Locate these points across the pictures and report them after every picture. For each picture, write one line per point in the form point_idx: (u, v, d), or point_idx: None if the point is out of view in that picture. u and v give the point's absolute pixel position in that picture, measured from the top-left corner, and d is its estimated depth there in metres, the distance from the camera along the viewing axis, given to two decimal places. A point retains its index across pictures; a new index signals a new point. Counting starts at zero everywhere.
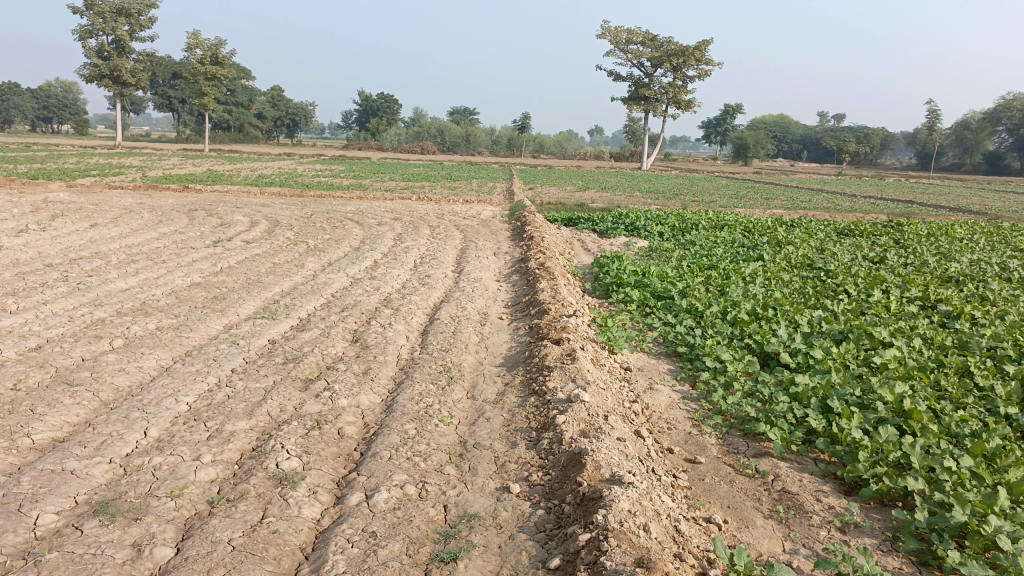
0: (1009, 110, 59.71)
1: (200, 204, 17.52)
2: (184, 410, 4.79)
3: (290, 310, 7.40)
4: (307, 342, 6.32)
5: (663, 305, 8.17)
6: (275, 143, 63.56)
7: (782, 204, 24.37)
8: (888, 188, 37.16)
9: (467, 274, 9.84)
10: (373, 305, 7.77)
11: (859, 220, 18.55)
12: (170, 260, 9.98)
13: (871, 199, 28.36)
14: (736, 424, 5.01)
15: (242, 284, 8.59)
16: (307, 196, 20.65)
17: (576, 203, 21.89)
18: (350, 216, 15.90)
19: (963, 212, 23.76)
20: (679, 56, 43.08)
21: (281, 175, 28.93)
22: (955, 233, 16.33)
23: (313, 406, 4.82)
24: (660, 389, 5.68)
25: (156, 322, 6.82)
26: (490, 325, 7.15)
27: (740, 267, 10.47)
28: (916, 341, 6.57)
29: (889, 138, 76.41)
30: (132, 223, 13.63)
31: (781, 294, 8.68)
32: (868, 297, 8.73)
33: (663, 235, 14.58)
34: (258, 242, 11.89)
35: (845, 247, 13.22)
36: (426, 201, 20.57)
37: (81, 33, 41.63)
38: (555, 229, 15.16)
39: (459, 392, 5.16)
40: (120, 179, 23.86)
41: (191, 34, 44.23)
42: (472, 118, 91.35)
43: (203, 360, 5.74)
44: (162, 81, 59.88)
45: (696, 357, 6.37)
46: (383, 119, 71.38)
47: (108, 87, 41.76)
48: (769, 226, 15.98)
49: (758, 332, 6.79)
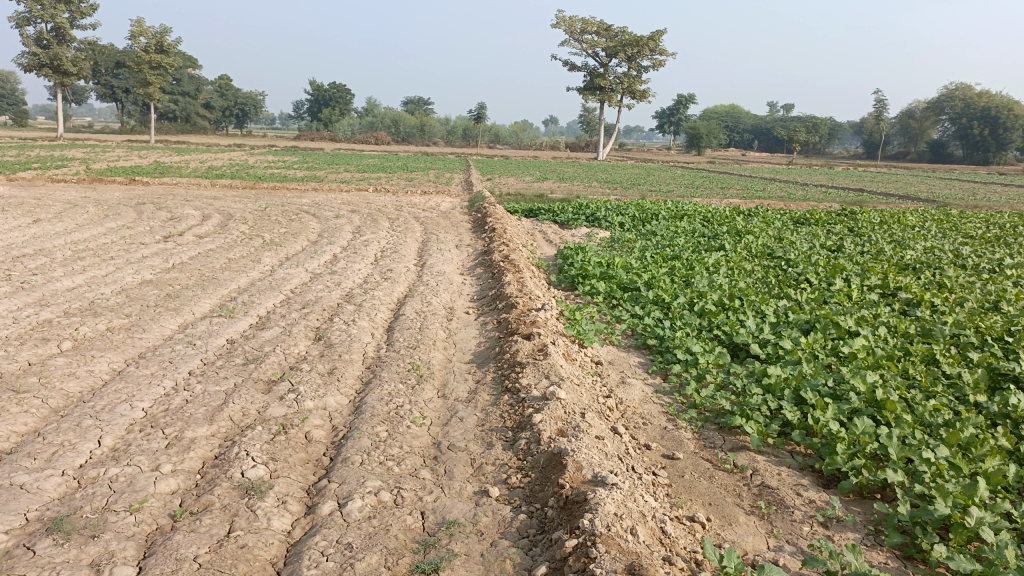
0: (952, 99, 61.30)
1: (149, 197, 16.97)
2: (141, 416, 4.56)
3: (249, 307, 7.15)
4: (268, 340, 6.10)
5: (629, 297, 8.10)
6: (224, 134, 62.14)
7: (737, 193, 24.61)
8: (838, 177, 37.81)
9: (430, 267, 9.67)
10: (335, 301, 7.56)
11: (815, 208, 18.79)
12: (119, 257, 9.60)
13: (823, 188, 28.82)
14: (711, 417, 4.95)
15: (196, 281, 8.29)
16: (260, 189, 20.19)
17: (535, 193, 21.80)
18: (306, 209, 15.54)
19: (912, 200, 24.25)
20: (633, 47, 43.28)
21: (233, 167, 28.27)
22: (907, 220, 16.65)
23: (277, 409, 4.63)
24: (633, 383, 5.60)
25: (107, 323, 6.52)
26: (457, 320, 7.01)
27: (703, 257, 10.47)
28: (881, 330, 6.62)
29: (837, 128, 77.99)
30: (77, 218, 13.12)
31: (745, 284, 8.68)
32: (830, 286, 8.79)
33: (624, 225, 14.57)
34: (212, 236, 11.54)
35: (803, 236, 13.35)
36: (383, 193, 20.27)
37: (19, 21, 40.14)
38: (516, 221, 15.05)
39: (430, 391, 5.01)
40: (64, 172, 23.07)
41: (135, 22, 42.94)
42: (427, 108, 90.59)
43: (159, 363, 5.49)
44: (105, 70, 58.10)
45: (667, 350, 6.31)
46: (336, 109, 70.31)
47: (48, 76, 40.32)
48: (727, 216, 16.07)
49: (726, 323, 6.76)
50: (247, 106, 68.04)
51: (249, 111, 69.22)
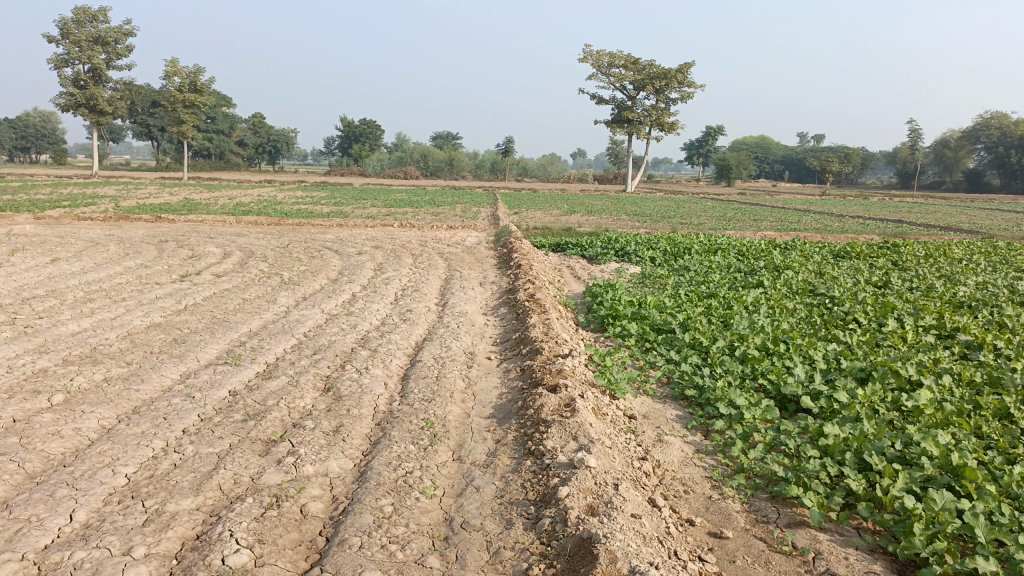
0: (988, 128, 59.99)
1: (172, 235, 16.79)
2: (122, 484, 4.10)
3: (256, 354, 6.71)
4: (273, 392, 5.63)
5: (664, 340, 7.54)
6: (255, 170, 62.79)
7: (771, 225, 23.93)
8: (875, 207, 37.01)
9: (452, 307, 9.20)
10: (349, 346, 7.10)
11: (854, 241, 18.11)
12: (131, 298, 9.27)
13: (860, 219, 28.05)
14: (761, 485, 4.36)
15: (206, 324, 7.89)
16: (285, 225, 19.99)
17: (563, 227, 21.36)
18: (329, 245, 15.25)
19: (956, 231, 23.37)
20: (661, 79, 43.04)
21: (260, 203, 28.27)
22: (954, 253, 15.90)
23: (272, 476, 4.13)
24: (671, 441, 5.04)
25: (105, 372, 6.11)
26: (478, 368, 6.50)
27: (741, 294, 9.89)
28: (946, 379, 5.98)
29: (870, 159, 76.89)
30: (97, 257, 12.90)
31: (789, 325, 8.07)
32: (881, 327, 8.16)
33: (655, 260, 14.03)
34: (229, 275, 11.21)
35: (845, 270, 12.68)
36: (408, 228, 19.95)
37: (57, 62, 41.03)
38: (543, 256, 14.58)
39: (444, 453, 4.48)
40: (91, 209, 23.11)
41: (169, 62, 43.82)
42: (455, 143, 91.18)
43: (151, 420, 5.04)
44: (140, 109, 59.21)
45: (708, 402, 5.73)
46: (366, 144, 70.86)
47: (85, 116, 41.03)
48: (763, 249, 15.45)
49: (772, 371, 6.17)
50: (279, 142, 68.78)
51: (281, 148, 70.06)
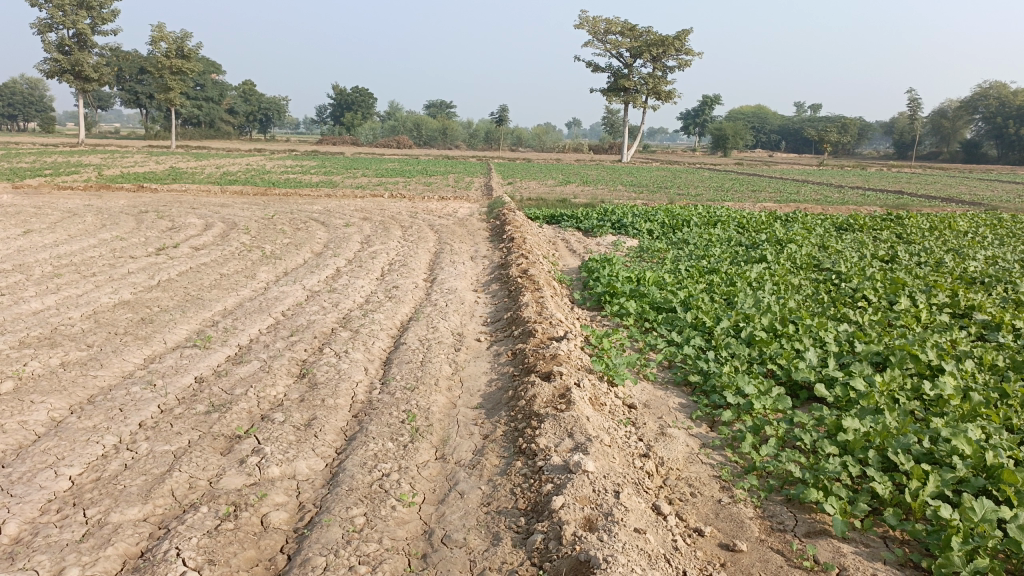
0: (986, 98, 59.24)
1: (153, 205, 16.24)
2: (64, 489, 3.66)
3: (229, 335, 6.25)
4: (242, 379, 5.18)
5: (664, 319, 7.10)
6: (245, 139, 61.82)
7: (770, 196, 23.43)
8: (872, 179, 36.52)
9: (440, 283, 8.74)
10: (329, 327, 6.64)
11: (856, 213, 17.65)
12: (102, 273, 8.78)
13: (860, 190, 27.53)
14: (776, 487, 3.95)
15: (177, 302, 7.41)
16: (272, 195, 19.45)
17: (558, 198, 20.88)
18: (315, 217, 14.76)
19: (958, 203, 22.87)
20: (658, 46, 42.19)
21: (248, 172, 27.63)
22: (958, 226, 15.44)
23: (233, 479, 3.70)
24: (675, 435, 4.61)
25: (62, 357, 5.64)
26: (466, 351, 6.06)
27: (744, 270, 9.44)
28: (969, 364, 5.58)
29: (868, 129, 76.19)
30: (71, 228, 12.36)
31: (796, 303, 7.63)
32: (893, 305, 7.73)
33: (653, 233, 13.58)
34: (208, 248, 10.71)
35: (849, 244, 12.25)
36: (399, 198, 19.41)
37: (41, 27, 39.90)
38: (537, 229, 14.11)
39: (426, 452, 4.05)
40: (73, 178, 22.45)
41: (156, 27, 42.80)
42: (448, 112, 90.03)
43: (106, 412, 4.58)
44: (128, 76, 58.09)
45: (713, 390, 5.30)
46: (358, 113, 69.80)
47: (70, 83, 40.04)
48: (764, 222, 14.98)
49: (782, 354, 5.74)
50: (269, 111, 67.74)
51: (272, 116, 68.98)
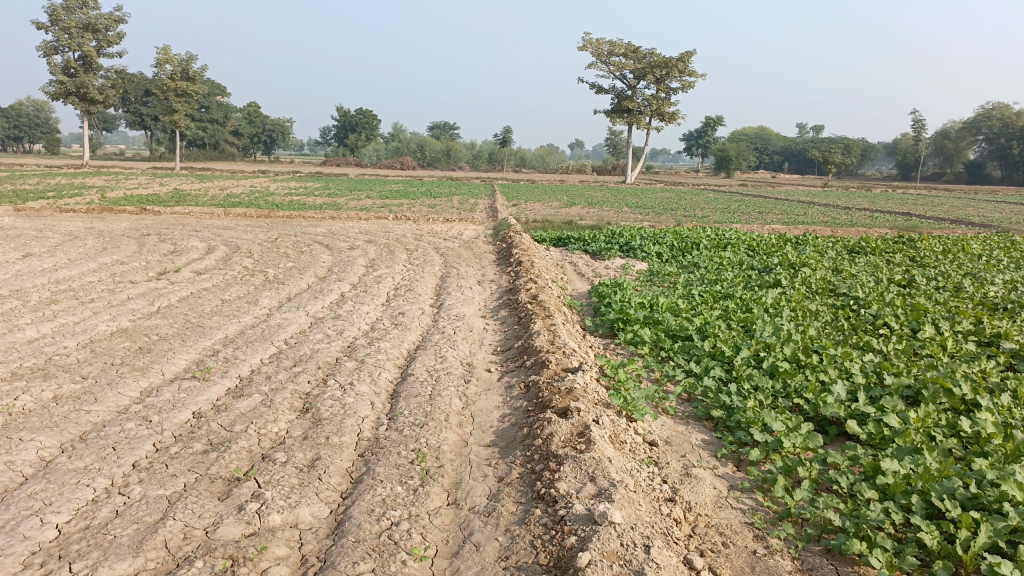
0: (989, 118, 59.18)
1: (156, 228, 16.08)
2: (50, 539, 3.40)
3: (230, 366, 6.01)
4: (243, 415, 4.93)
5: (681, 348, 6.83)
6: (250, 160, 61.93)
7: (777, 218, 23.23)
8: (879, 199, 36.46)
9: (447, 310, 8.50)
10: (333, 357, 6.39)
11: (867, 235, 17.42)
12: (100, 299, 8.55)
13: (867, 212, 27.36)
14: (814, 536, 3.68)
15: (177, 330, 7.17)
16: (275, 218, 19.28)
17: (564, 220, 20.70)
18: (319, 239, 14.57)
19: (969, 225, 22.62)
20: (662, 68, 42.24)
21: (251, 194, 27.51)
22: (972, 249, 15.19)
23: (231, 529, 3.44)
24: (701, 476, 4.34)
25: (55, 390, 5.39)
26: (477, 383, 5.80)
27: (760, 295, 9.18)
28: (1005, 399, 5.30)
29: (871, 150, 76.27)
30: (71, 252, 12.16)
31: (816, 331, 7.37)
32: (917, 333, 7.47)
33: (662, 255, 13.35)
34: (210, 273, 10.49)
35: (863, 267, 12.01)
36: (403, 220, 19.22)
37: (47, 50, 40.07)
38: (544, 252, 13.89)
39: (437, 496, 3.79)
40: (75, 200, 22.30)
41: (161, 49, 42.96)
42: (452, 134, 90.28)
43: (98, 451, 4.33)
44: (133, 98, 58.27)
45: (738, 425, 5.03)
46: (362, 134, 69.98)
47: (75, 105, 40.08)
48: (775, 244, 14.75)
49: (808, 387, 5.48)
50: (273, 132, 67.98)
51: (276, 138, 69.17)
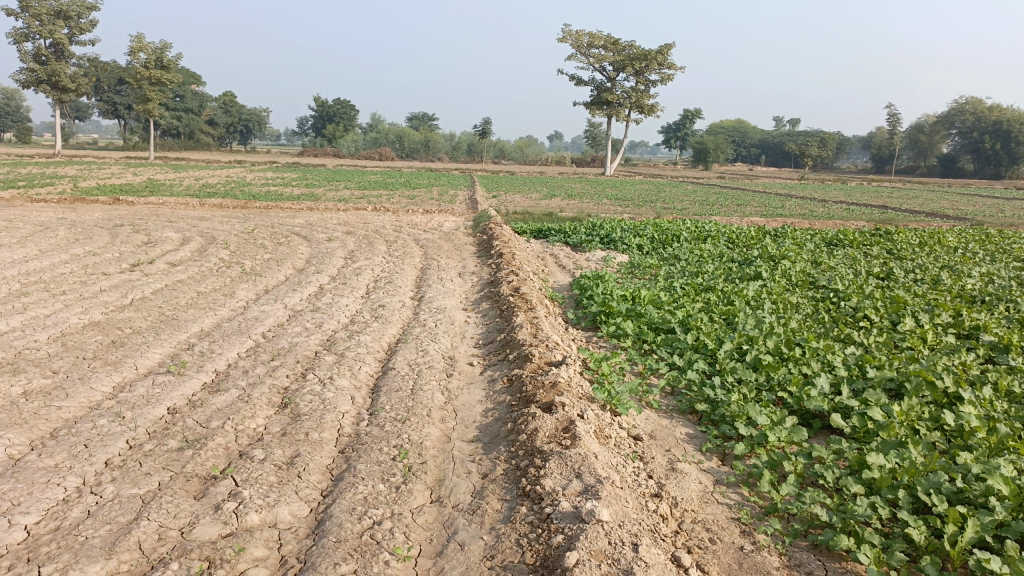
0: (963, 113, 59.88)
1: (129, 218, 15.79)
2: (18, 542, 3.28)
3: (205, 360, 5.88)
4: (220, 410, 4.81)
5: (664, 341, 6.79)
6: (225, 150, 61.20)
7: (756, 210, 23.32)
8: (855, 192, 36.79)
9: (428, 302, 8.40)
10: (312, 350, 6.27)
11: (845, 228, 17.52)
12: (72, 291, 8.35)
13: (844, 205, 27.57)
14: (801, 531, 3.65)
15: (151, 324, 7.01)
16: (252, 208, 19.04)
17: (544, 211, 20.64)
18: (297, 230, 14.39)
19: (944, 218, 22.86)
20: (641, 60, 42.24)
21: (227, 184, 27.16)
22: (949, 241, 15.33)
23: (208, 530, 3.34)
24: (686, 471, 4.30)
25: (24, 385, 5.23)
26: (459, 377, 5.72)
27: (741, 287, 9.17)
28: (988, 392, 5.31)
29: (847, 143, 76.93)
30: (42, 243, 11.89)
31: (798, 323, 7.36)
32: (897, 325, 7.48)
33: (643, 248, 13.33)
34: (185, 264, 10.30)
35: (841, 260, 12.06)
36: (382, 212, 19.05)
37: (17, 37, 39.25)
38: (524, 244, 13.82)
39: (420, 494, 3.71)
40: (47, 190, 21.88)
41: (134, 37, 42.23)
42: (431, 124, 89.82)
43: (69, 449, 4.19)
44: (106, 86, 57.28)
45: (722, 419, 4.99)
46: (340, 125, 69.40)
47: (46, 93, 39.32)
48: (754, 236, 14.79)
49: (792, 380, 5.45)
50: (250, 122, 67.21)
51: (253, 128, 68.39)
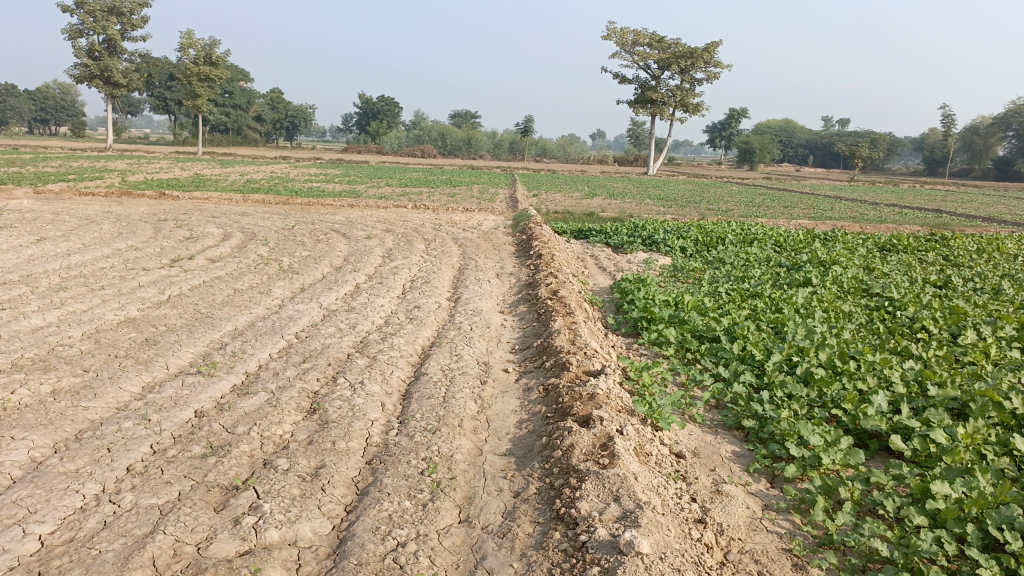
0: (1021, 114, 57.91)
1: (173, 213, 15.92)
2: (30, 553, 3.16)
3: (236, 361, 5.76)
4: (247, 415, 4.68)
5: (709, 350, 6.50)
6: (271, 146, 61.97)
7: (804, 213, 22.73)
8: (907, 195, 35.74)
9: (464, 304, 8.22)
10: (344, 353, 6.12)
11: (897, 232, 16.92)
12: (110, 286, 8.34)
13: (896, 207, 26.75)
14: (859, 567, 3.36)
15: (185, 321, 6.94)
16: (294, 204, 19.10)
17: (585, 211, 20.37)
18: (337, 227, 14.34)
19: (1000, 223, 22.02)
20: (687, 58, 41.60)
21: (271, 180, 27.41)
22: (1008, 248, 14.67)
23: (225, 547, 3.18)
24: (733, 494, 4.03)
25: (54, 384, 5.17)
26: (493, 384, 5.52)
27: (790, 294, 8.81)
28: None
29: (898, 144, 75.00)
30: (86, 236, 12.00)
31: (850, 334, 7.00)
32: (957, 338, 7.07)
33: (686, 250, 12.99)
34: (224, 261, 10.27)
35: (895, 266, 11.59)
36: (422, 209, 18.96)
37: (72, 33, 40.19)
38: (564, 244, 13.59)
39: (448, 514, 3.51)
40: (96, 184, 22.26)
41: (184, 34, 42.92)
42: (474, 122, 89.89)
43: (92, 453, 4.09)
44: (158, 82, 58.37)
45: (771, 438, 4.70)
46: (384, 122, 69.78)
47: (99, 88, 40.16)
48: (802, 240, 14.33)
49: (847, 397, 5.13)
50: (296, 119, 67.94)
51: (299, 124, 69.13)
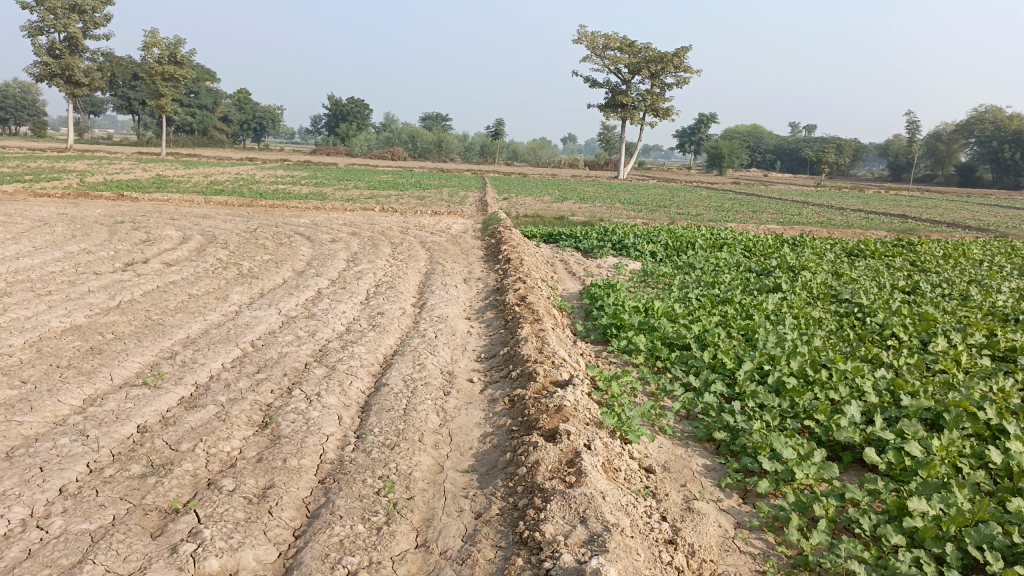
0: (981, 121, 59.10)
1: (132, 215, 15.45)
2: None
3: (185, 371, 5.48)
4: (194, 430, 4.41)
5: (679, 359, 6.35)
6: (238, 148, 61.10)
7: (772, 218, 22.84)
8: (872, 200, 36.19)
9: (430, 310, 8.00)
10: (302, 362, 5.86)
11: (865, 238, 17.00)
12: (58, 291, 7.97)
13: (862, 212, 27.00)
14: None
15: (134, 329, 6.62)
16: (258, 207, 18.69)
17: (555, 215, 20.23)
18: (301, 231, 14.01)
19: (964, 228, 22.31)
20: (657, 63, 41.75)
21: (236, 181, 26.89)
22: (973, 253, 14.78)
23: None
24: (705, 512, 3.86)
25: None
26: (457, 395, 5.30)
27: (760, 300, 8.69)
28: None
29: (863, 150, 76.14)
30: (38, 239, 11.55)
31: (821, 341, 6.90)
32: (927, 345, 7.00)
33: (656, 255, 12.88)
34: (181, 265, 9.92)
35: (863, 271, 11.57)
36: (391, 212, 18.67)
37: (32, 30, 39.20)
38: (534, 248, 13.41)
39: (404, 538, 3.29)
40: (53, 185, 21.64)
41: (148, 32, 42.09)
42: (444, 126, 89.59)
43: (21, 473, 3.79)
44: (121, 81, 57.23)
45: (743, 450, 4.54)
46: (354, 124, 69.19)
47: (59, 87, 39.17)
48: (772, 245, 14.31)
49: (820, 408, 4.99)
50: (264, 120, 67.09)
51: (266, 125, 68.26)
